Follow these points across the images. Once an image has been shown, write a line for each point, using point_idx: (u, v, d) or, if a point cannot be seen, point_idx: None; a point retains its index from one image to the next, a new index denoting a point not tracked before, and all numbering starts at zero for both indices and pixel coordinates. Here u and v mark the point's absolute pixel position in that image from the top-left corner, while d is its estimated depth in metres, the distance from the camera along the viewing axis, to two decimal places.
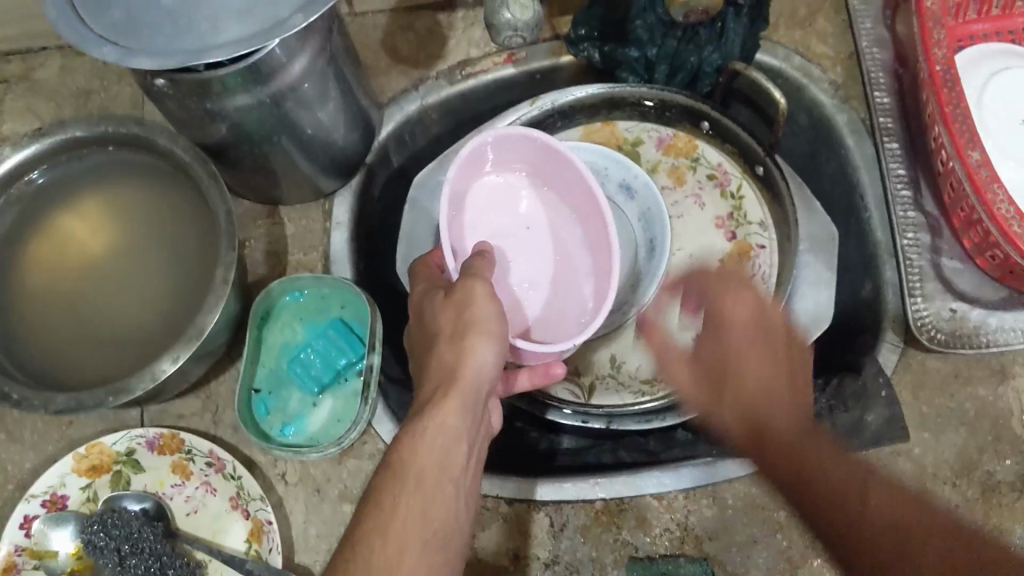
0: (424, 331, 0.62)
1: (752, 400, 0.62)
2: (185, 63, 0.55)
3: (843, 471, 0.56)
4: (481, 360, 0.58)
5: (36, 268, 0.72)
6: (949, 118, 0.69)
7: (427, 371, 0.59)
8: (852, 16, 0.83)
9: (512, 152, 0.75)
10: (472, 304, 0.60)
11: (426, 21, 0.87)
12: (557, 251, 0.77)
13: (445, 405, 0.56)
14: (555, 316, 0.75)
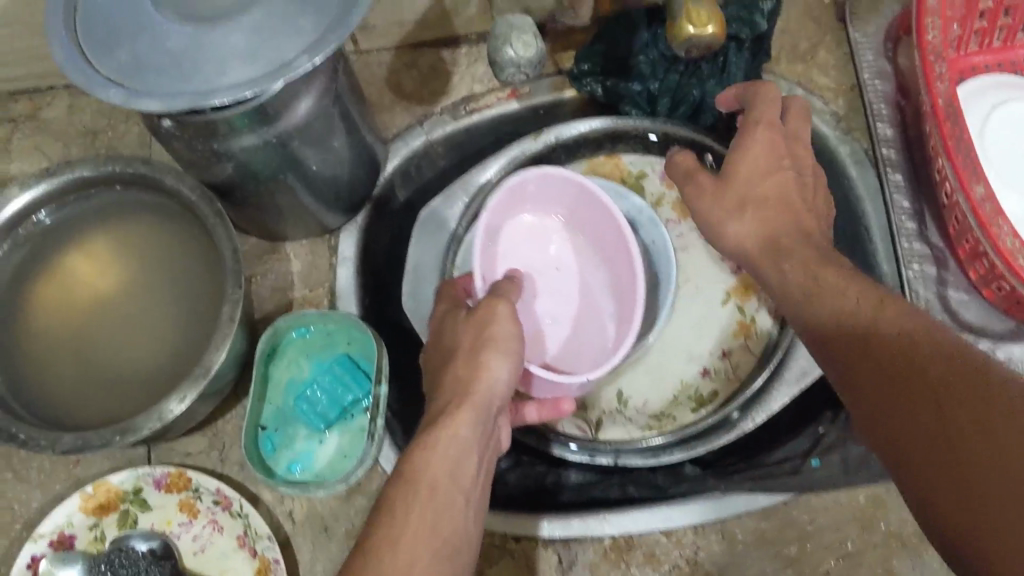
0: (441, 346, 0.65)
1: (812, 275, 0.56)
2: (193, 105, 0.56)
3: (901, 357, 0.48)
4: (495, 376, 0.61)
5: (44, 309, 0.72)
6: (952, 151, 0.70)
7: (442, 385, 0.62)
8: (853, 49, 0.84)
9: (555, 197, 0.81)
10: (492, 322, 0.63)
11: (429, 57, 0.88)
12: (581, 293, 0.83)
13: (456, 416, 0.58)
14: (573, 352, 0.81)
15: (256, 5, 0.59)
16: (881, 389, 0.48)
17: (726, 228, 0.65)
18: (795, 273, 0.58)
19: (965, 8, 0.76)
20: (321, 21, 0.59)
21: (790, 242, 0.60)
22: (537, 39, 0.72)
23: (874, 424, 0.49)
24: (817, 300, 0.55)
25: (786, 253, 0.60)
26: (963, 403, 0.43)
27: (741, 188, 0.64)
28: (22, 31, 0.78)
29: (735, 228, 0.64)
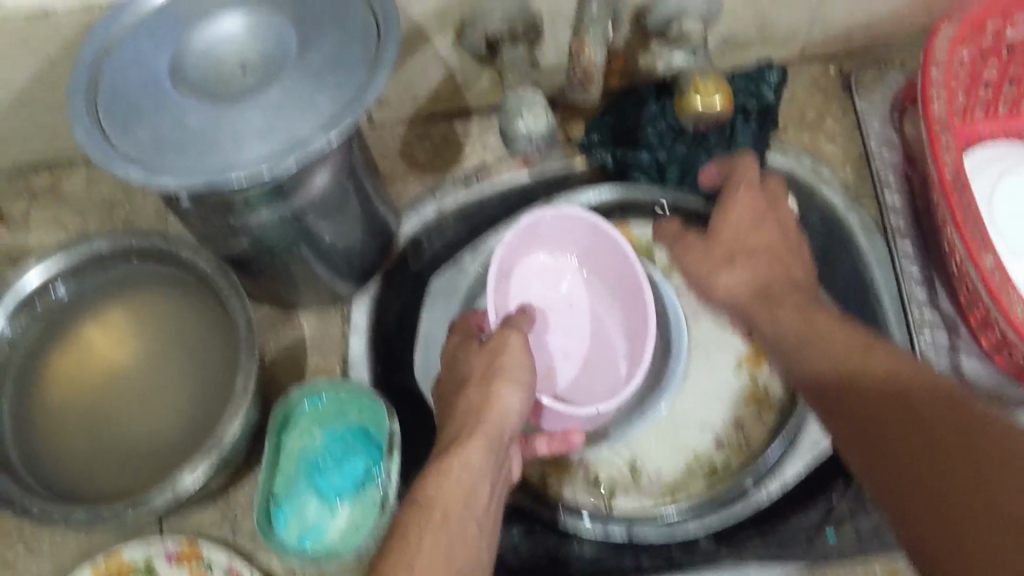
0: (453, 376, 0.69)
1: (815, 328, 0.63)
2: (210, 183, 0.57)
3: (905, 405, 0.54)
4: (506, 407, 0.64)
5: (61, 382, 0.73)
6: (961, 222, 0.69)
7: (454, 410, 0.65)
8: (860, 118, 0.85)
9: (567, 237, 0.82)
10: (503, 354, 0.67)
11: (442, 128, 0.90)
12: (593, 331, 0.84)
13: (468, 444, 0.61)
14: (584, 388, 0.82)
15: (274, 85, 0.60)
16: (884, 432, 0.54)
17: (720, 279, 0.73)
18: (798, 325, 0.65)
19: (970, 77, 0.77)
20: (336, 98, 0.60)
21: (781, 290, 0.69)
22: (546, 113, 0.72)
23: (872, 460, 0.55)
24: (820, 349, 0.62)
25: (784, 306, 0.67)
26: (959, 444, 0.50)
27: (730, 241, 0.74)
28: (44, 107, 0.80)
29: (725, 280, 0.72)
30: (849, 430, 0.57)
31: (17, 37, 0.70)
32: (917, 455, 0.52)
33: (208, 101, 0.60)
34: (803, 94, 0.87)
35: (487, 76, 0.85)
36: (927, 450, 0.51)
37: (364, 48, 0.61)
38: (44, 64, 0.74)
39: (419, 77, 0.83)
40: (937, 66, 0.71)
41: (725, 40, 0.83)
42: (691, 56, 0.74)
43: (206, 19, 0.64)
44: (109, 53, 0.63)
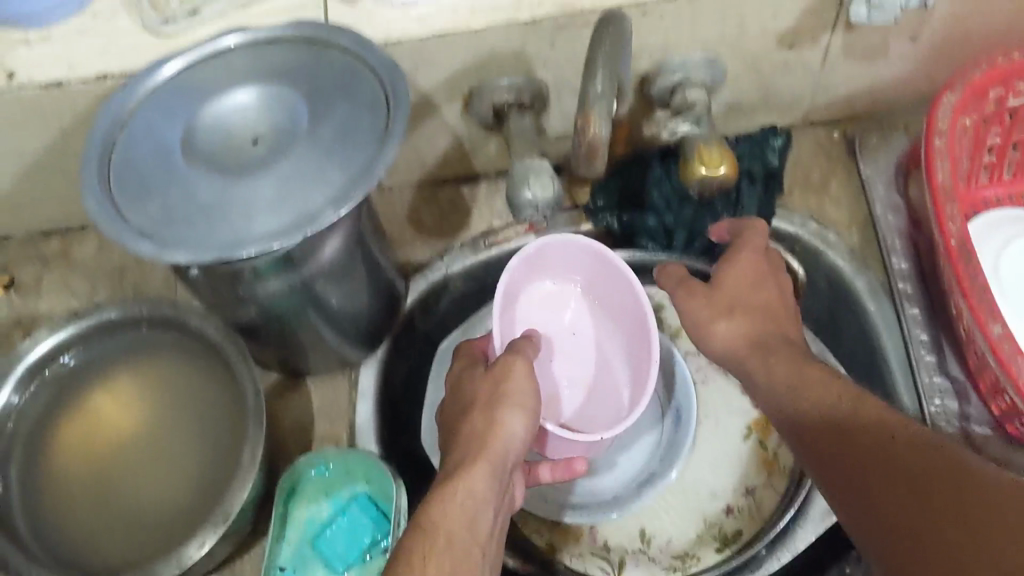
0: (457, 404, 0.68)
1: (800, 372, 0.61)
2: (220, 256, 0.57)
3: (892, 461, 0.52)
4: (511, 433, 0.62)
5: (68, 451, 0.72)
6: (969, 292, 0.70)
7: (458, 438, 0.63)
8: (864, 182, 0.85)
9: (573, 266, 0.81)
10: (505, 380, 0.66)
11: (450, 193, 0.90)
12: (598, 359, 0.83)
13: (473, 466, 0.59)
14: (587, 417, 0.81)
15: (284, 159, 0.61)
16: (871, 485, 0.52)
17: (715, 331, 0.68)
18: (783, 370, 0.62)
19: (972, 145, 0.78)
20: (347, 172, 0.61)
21: (777, 342, 0.65)
22: (553, 181, 0.73)
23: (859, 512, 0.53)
24: (807, 397, 0.59)
25: (769, 357, 0.64)
26: (951, 501, 0.48)
27: (730, 293, 0.69)
28: (57, 176, 0.81)
29: (720, 332, 0.68)
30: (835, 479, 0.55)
31: (32, 109, 0.72)
32: (908, 512, 0.49)
33: (220, 174, 0.61)
34: (804, 160, 0.87)
35: (493, 142, 0.85)
36: (917, 508, 0.49)
37: (375, 122, 0.62)
38: (57, 135, 0.76)
39: (425, 143, 0.83)
40: (940, 136, 0.72)
41: (728, 106, 0.84)
42: (696, 125, 0.75)
43: (219, 93, 0.65)
44: (123, 125, 0.64)
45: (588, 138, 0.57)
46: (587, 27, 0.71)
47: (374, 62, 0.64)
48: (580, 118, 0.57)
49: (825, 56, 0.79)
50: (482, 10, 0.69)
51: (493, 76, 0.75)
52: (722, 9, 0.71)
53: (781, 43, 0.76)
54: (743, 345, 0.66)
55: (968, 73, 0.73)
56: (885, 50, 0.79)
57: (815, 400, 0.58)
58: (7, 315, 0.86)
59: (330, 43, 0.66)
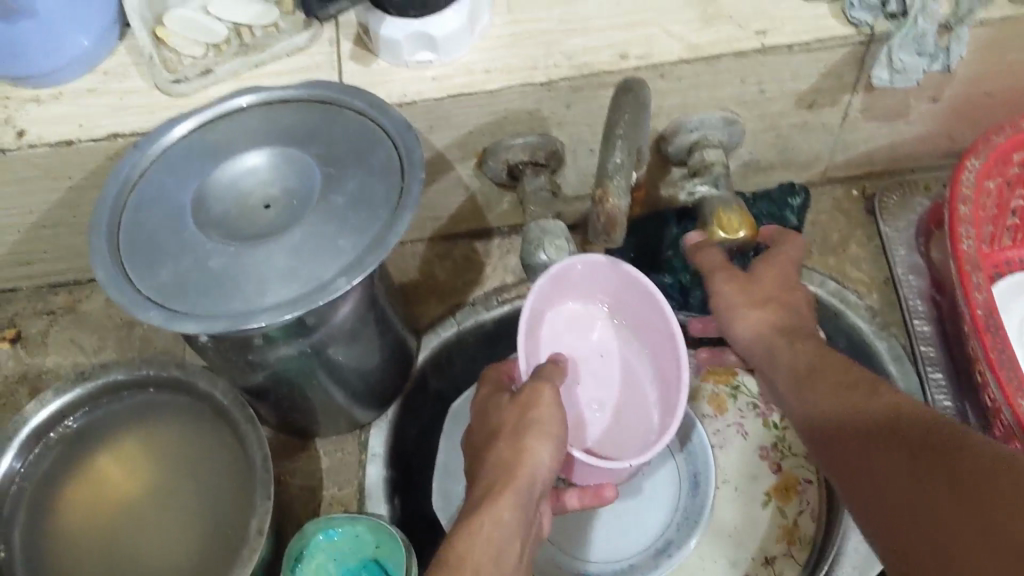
0: (486, 426, 0.64)
1: (818, 366, 0.59)
2: (231, 327, 0.56)
3: (914, 451, 0.50)
4: (539, 461, 0.59)
5: (71, 511, 0.71)
6: (995, 363, 0.69)
7: (484, 467, 0.60)
8: (886, 243, 0.84)
9: (598, 284, 0.74)
10: (536, 405, 0.61)
11: (463, 249, 0.90)
12: (627, 380, 0.77)
13: (499, 500, 0.56)
14: (614, 442, 0.74)
15: (298, 225, 0.60)
16: (891, 477, 0.51)
17: (740, 320, 0.65)
18: (804, 354, 0.61)
19: (997, 207, 0.78)
20: (360, 240, 0.59)
21: (804, 334, 0.63)
22: (569, 242, 0.71)
23: (878, 507, 0.52)
24: (821, 385, 0.58)
25: (789, 349, 0.61)
26: (972, 490, 0.46)
27: (763, 284, 0.66)
28: (64, 232, 0.80)
29: (744, 323, 0.64)
30: (854, 475, 0.54)
31: (42, 167, 0.71)
32: (928, 500, 0.48)
33: (232, 240, 0.60)
34: (822, 219, 0.87)
35: (508, 200, 0.84)
36: (937, 497, 0.48)
37: (389, 188, 0.61)
38: (65, 192, 0.75)
39: (439, 200, 0.82)
40: (964, 203, 0.71)
41: (746, 164, 0.83)
42: (714, 186, 0.73)
43: (230, 154, 0.64)
44: (134, 188, 0.63)
45: (606, 210, 0.56)
46: (604, 88, 0.70)
47: (387, 125, 0.63)
48: (597, 189, 0.56)
49: (845, 116, 0.78)
50: (497, 70, 0.69)
51: (507, 135, 0.74)
52: (741, 70, 0.70)
53: (801, 102, 0.75)
54: (767, 339, 0.63)
55: (991, 139, 0.73)
56: (906, 110, 0.78)
57: (834, 392, 0.57)
58: (14, 370, 0.85)
59: (342, 105, 0.65)
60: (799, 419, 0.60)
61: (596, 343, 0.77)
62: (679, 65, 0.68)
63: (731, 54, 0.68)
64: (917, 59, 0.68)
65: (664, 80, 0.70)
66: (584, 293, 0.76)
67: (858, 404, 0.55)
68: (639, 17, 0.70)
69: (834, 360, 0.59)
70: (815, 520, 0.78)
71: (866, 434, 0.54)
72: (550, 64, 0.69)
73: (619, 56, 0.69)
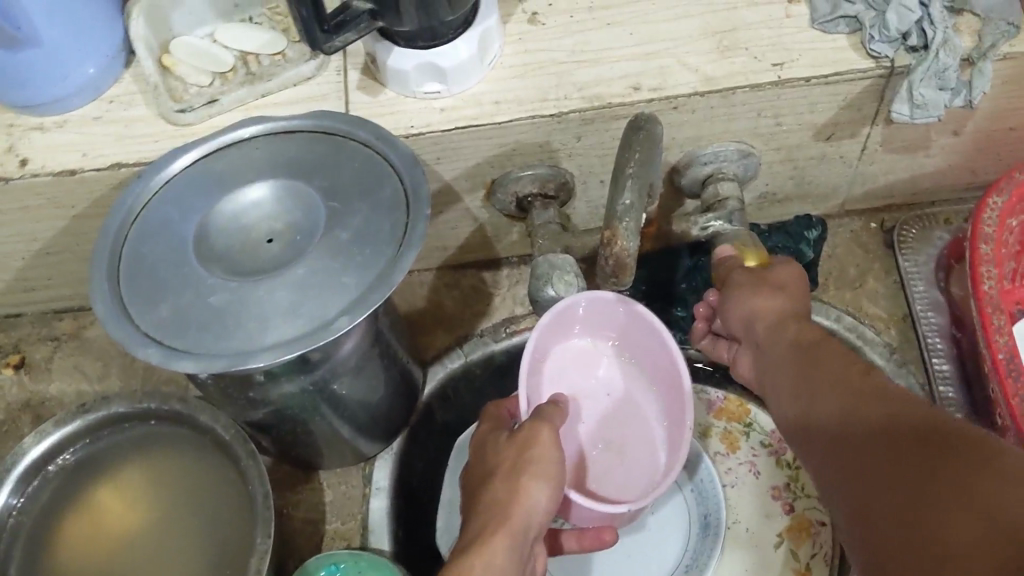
0: (484, 463, 0.62)
1: (817, 355, 0.56)
2: (230, 367, 0.55)
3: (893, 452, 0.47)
4: (535, 503, 0.57)
5: (67, 547, 0.69)
6: (1016, 411, 0.67)
7: (482, 505, 0.58)
8: (904, 277, 0.82)
9: (604, 320, 0.72)
10: (535, 443, 0.60)
11: (472, 279, 0.89)
12: (633, 417, 0.74)
13: (491, 542, 0.54)
14: (617, 483, 0.71)
15: (302, 261, 0.59)
16: (867, 471, 0.47)
17: (754, 299, 0.62)
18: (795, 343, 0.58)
19: (1019, 242, 0.77)
20: (364, 277, 0.58)
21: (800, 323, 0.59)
22: (579, 276, 0.69)
23: (854, 503, 0.48)
24: (812, 383, 0.54)
25: (793, 331, 0.58)
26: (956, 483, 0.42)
27: (761, 279, 0.63)
28: (69, 258, 0.80)
29: (749, 300, 0.62)
30: (836, 465, 0.50)
31: (46, 197, 0.70)
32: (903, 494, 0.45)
33: (235, 276, 0.59)
34: (839, 252, 0.85)
35: (517, 230, 0.83)
36: (916, 486, 0.44)
37: (394, 223, 0.60)
38: (69, 221, 0.74)
39: (448, 229, 0.81)
40: (986, 242, 0.71)
41: (762, 196, 0.82)
42: (729, 221, 0.71)
43: (233, 186, 0.63)
44: (136, 220, 0.62)
45: (615, 252, 0.55)
46: (616, 121, 0.68)
47: (393, 157, 0.62)
48: (606, 231, 0.54)
49: (863, 149, 0.76)
50: (508, 101, 0.67)
51: (516, 167, 0.73)
52: (756, 103, 0.68)
53: (818, 135, 0.73)
54: (775, 321, 0.60)
55: (1015, 176, 0.72)
56: (927, 143, 0.76)
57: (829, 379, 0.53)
58: (17, 398, 0.84)
59: (349, 136, 0.64)
60: (790, 410, 0.56)
61: (601, 380, 0.75)
62: (694, 97, 0.67)
63: (747, 86, 0.67)
64: (939, 93, 0.66)
65: (678, 112, 0.68)
66: (589, 330, 0.75)
67: (844, 400, 0.52)
68: (653, 48, 0.69)
69: (833, 348, 0.56)
70: (827, 565, 0.76)
71: (855, 421, 0.50)
72: (560, 95, 0.67)
73: (631, 88, 0.67)
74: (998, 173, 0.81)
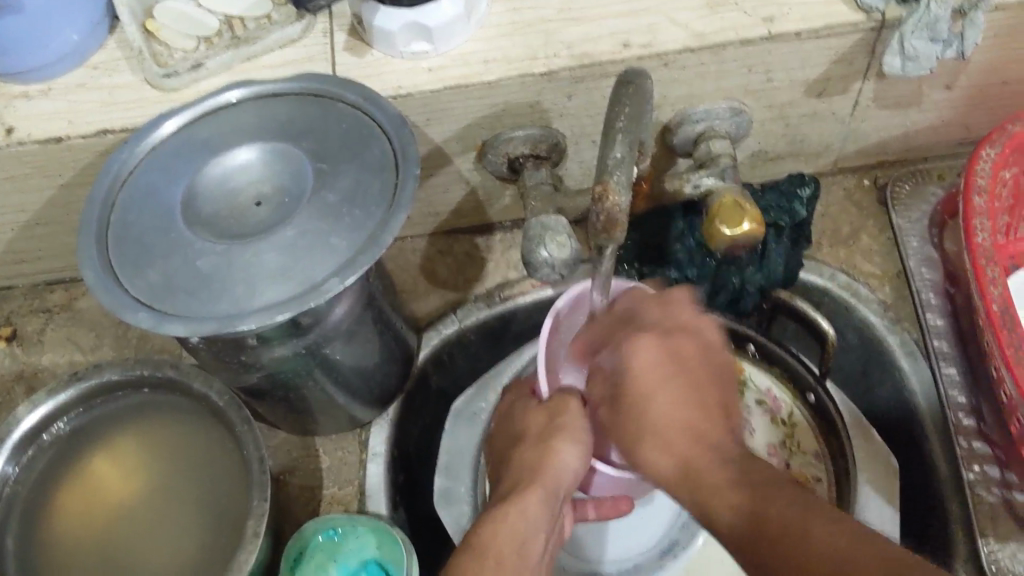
0: (512, 430, 0.65)
1: (765, 497, 0.47)
2: (219, 330, 0.54)
3: None
4: (565, 465, 0.60)
5: (64, 517, 0.69)
6: (1012, 361, 0.67)
7: (513, 468, 0.61)
8: (898, 234, 0.83)
9: None
10: (565, 411, 0.62)
11: (465, 244, 0.88)
12: None
13: (523, 496, 0.58)
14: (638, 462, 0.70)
15: (290, 223, 0.58)
16: None
17: (645, 456, 0.54)
18: (716, 488, 0.49)
19: (1012, 196, 0.77)
20: (354, 239, 0.58)
21: (701, 463, 0.51)
22: (573, 240, 0.68)
23: None
24: (753, 519, 0.46)
25: (711, 476, 0.50)
26: None
27: (626, 412, 0.56)
28: (58, 229, 0.79)
29: (649, 459, 0.53)
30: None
31: (33, 165, 0.69)
32: None
33: (222, 239, 0.58)
34: (833, 211, 0.84)
35: (509, 194, 0.83)
36: None
37: (383, 184, 0.59)
38: (57, 190, 0.73)
39: (440, 194, 0.81)
40: (979, 193, 0.71)
41: (754, 155, 0.81)
42: (721, 177, 0.71)
43: (221, 150, 0.62)
44: (123, 186, 0.62)
45: (606, 208, 0.53)
46: (606, 78, 0.68)
47: (381, 117, 0.62)
48: (596, 187, 0.52)
49: (855, 105, 0.75)
50: (496, 61, 0.67)
51: (507, 128, 0.72)
52: (747, 59, 0.68)
53: (810, 92, 0.73)
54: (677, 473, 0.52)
55: (1008, 128, 0.72)
56: (919, 98, 0.75)
57: (769, 528, 0.45)
58: (9, 370, 0.83)
59: (337, 97, 0.63)
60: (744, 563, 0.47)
61: None
62: (684, 53, 0.66)
63: (736, 42, 0.66)
64: (930, 46, 0.65)
65: (668, 69, 0.68)
66: None
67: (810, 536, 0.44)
68: (642, 5, 0.68)
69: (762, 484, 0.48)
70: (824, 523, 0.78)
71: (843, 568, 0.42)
72: (550, 53, 0.67)
73: (621, 45, 0.66)
74: (991, 129, 0.81)
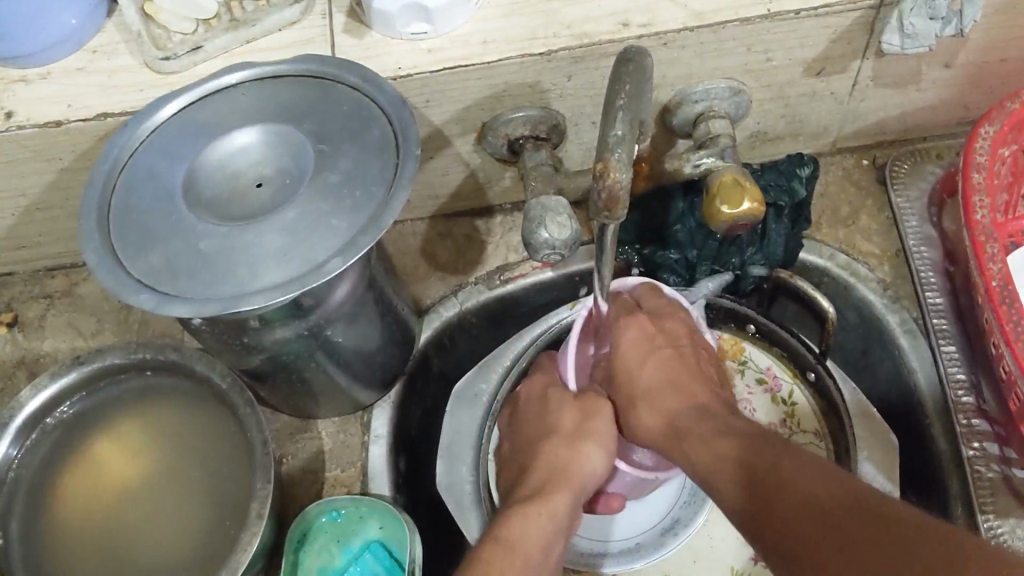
0: (540, 427, 0.70)
1: (750, 442, 0.56)
2: (222, 310, 0.54)
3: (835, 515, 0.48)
4: (592, 468, 0.67)
5: (69, 499, 0.70)
6: (1011, 337, 0.67)
7: (538, 464, 0.68)
8: (897, 213, 0.83)
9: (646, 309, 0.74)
10: (595, 416, 0.68)
11: (465, 227, 0.88)
12: None
13: (552, 494, 0.64)
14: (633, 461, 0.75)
15: (291, 204, 0.58)
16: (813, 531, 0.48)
17: (645, 416, 0.64)
18: (703, 440, 0.59)
19: (1011, 173, 0.77)
20: (355, 220, 0.58)
21: (689, 419, 0.61)
22: (572, 220, 0.67)
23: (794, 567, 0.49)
24: (725, 463, 0.56)
25: (698, 431, 0.60)
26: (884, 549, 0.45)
27: (629, 383, 0.66)
28: (58, 214, 0.79)
29: (644, 419, 0.64)
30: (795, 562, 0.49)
31: (33, 148, 0.69)
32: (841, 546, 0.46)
33: (224, 221, 0.58)
34: (832, 191, 0.85)
35: (509, 176, 0.83)
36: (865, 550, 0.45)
37: (383, 164, 0.60)
38: (58, 174, 0.73)
39: (439, 176, 0.81)
40: (977, 171, 0.71)
41: (753, 136, 0.82)
42: (720, 157, 0.71)
43: (221, 132, 0.62)
44: (122, 169, 0.61)
45: (607, 185, 0.52)
46: (605, 58, 0.68)
47: (381, 99, 0.62)
48: (598, 164, 0.52)
49: (854, 84, 0.76)
50: (496, 41, 0.67)
51: (507, 109, 0.72)
52: (746, 38, 0.68)
53: (809, 71, 0.73)
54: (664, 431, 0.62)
55: (1006, 106, 0.72)
56: (918, 77, 0.75)
57: (753, 469, 0.54)
58: (11, 355, 0.83)
59: (336, 79, 0.63)
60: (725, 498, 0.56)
61: None
62: (683, 33, 0.66)
63: (736, 21, 0.66)
64: (929, 23, 0.65)
65: (667, 49, 0.68)
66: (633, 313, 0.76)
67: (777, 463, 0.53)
68: None
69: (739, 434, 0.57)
70: None
71: (789, 490, 0.51)
72: (549, 34, 0.67)
73: (620, 24, 0.67)
74: (989, 108, 0.81)
